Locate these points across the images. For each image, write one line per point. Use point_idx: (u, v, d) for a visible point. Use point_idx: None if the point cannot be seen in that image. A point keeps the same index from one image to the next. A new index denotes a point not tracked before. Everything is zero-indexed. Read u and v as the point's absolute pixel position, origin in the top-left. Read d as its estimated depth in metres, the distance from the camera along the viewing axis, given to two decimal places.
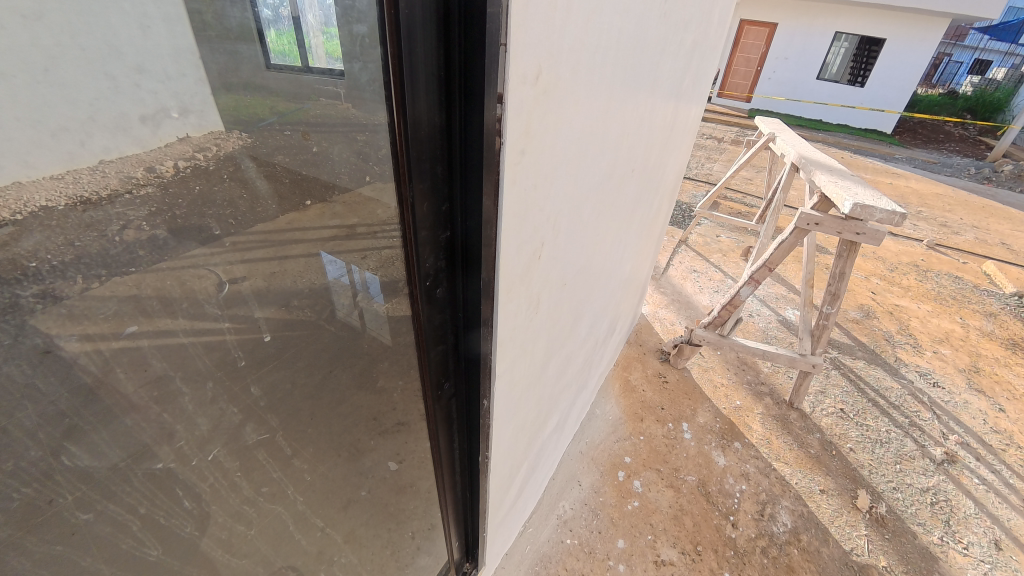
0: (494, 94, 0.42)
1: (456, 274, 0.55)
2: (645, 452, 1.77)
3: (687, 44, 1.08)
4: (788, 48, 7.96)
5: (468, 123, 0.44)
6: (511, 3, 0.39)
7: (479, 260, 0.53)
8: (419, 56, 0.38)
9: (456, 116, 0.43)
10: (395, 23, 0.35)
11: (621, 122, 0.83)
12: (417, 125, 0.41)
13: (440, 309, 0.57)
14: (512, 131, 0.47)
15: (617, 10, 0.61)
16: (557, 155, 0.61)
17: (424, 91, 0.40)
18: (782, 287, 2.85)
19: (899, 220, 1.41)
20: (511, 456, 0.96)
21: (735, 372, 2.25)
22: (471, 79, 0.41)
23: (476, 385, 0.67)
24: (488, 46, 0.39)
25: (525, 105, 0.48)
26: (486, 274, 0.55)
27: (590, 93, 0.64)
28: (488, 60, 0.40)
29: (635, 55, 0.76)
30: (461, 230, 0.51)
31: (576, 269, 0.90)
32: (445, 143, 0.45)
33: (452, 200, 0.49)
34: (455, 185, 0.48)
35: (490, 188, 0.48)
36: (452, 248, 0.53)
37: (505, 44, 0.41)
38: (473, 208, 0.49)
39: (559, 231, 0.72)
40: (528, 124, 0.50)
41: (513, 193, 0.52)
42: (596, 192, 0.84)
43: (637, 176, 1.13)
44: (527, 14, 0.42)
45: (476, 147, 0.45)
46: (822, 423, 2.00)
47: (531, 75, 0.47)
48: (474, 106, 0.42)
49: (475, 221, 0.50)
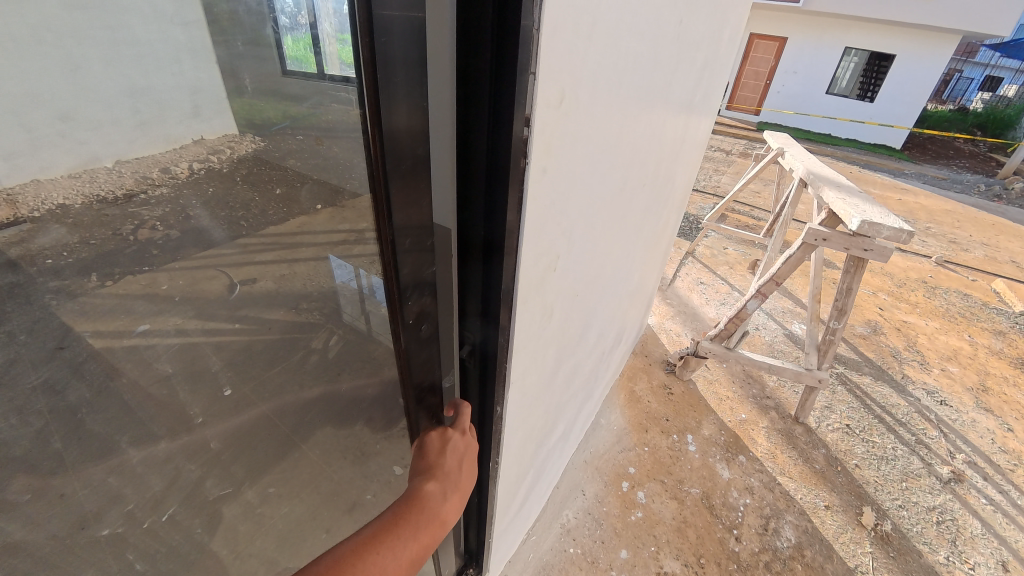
0: (520, 116, 0.45)
1: (475, 279, 0.58)
2: (650, 462, 1.77)
3: (698, 61, 1.09)
4: (797, 62, 7.98)
5: (495, 140, 0.47)
6: (542, 35, 0.42)
7: (499, 271, 0.55)
8: (399, 85, 0.38)
9: (484, 133, 0.46)
10: (371, 64, 0.35)
11: (635, 135, 0.85)
12: (398, 154, 0.41)
13: (427, 343, 0.58)
14: (538, 151, 0.50)
15: (636, 33, 0.63)
16: (576, 170, 0.63)
17: (403, 122, 0.40)
18: (789, 301, 2.85)
19: (907, 237, 1.42)
20: (520, 462, 0.98)
21: (741, 385, 2.24)
22: (499, 103, 0.44)
23: (488, 392, 0.69)
24: (517, 73, 0.42)
25: (548, 125, 0.50)
26: (506, 281, 0.57)
27: (608, 111, 0.66)
28: (516, 86, 0.43)
29: (651, 66, 0.76)
30: (482, 239, 0.54)
31: (588, 279, 0.92)
32: (461, 159, 0.49)
33: (476, 213, 0.52)
34: (480, 189, 0.50)
35: (514, 203, 0.50)
36: (466, 257, 0.56)
37: (535, 72, 0.43)
38: (496, 222, 0.52)
39: (574, 242, 0.74)
40: (550, 143, 0.52)
41: (534, 209, 0.55)
42: (609, 203, 0.85)
43: (648, 186, 1.14)
44: (554, 39, 0.44)
45: (503, 163, 0.47)
46: (828, 438, 1.99)
47: (555, 96, 0.49)
48: (503, 126, 0.45)
49: (497, 234, 0.52)
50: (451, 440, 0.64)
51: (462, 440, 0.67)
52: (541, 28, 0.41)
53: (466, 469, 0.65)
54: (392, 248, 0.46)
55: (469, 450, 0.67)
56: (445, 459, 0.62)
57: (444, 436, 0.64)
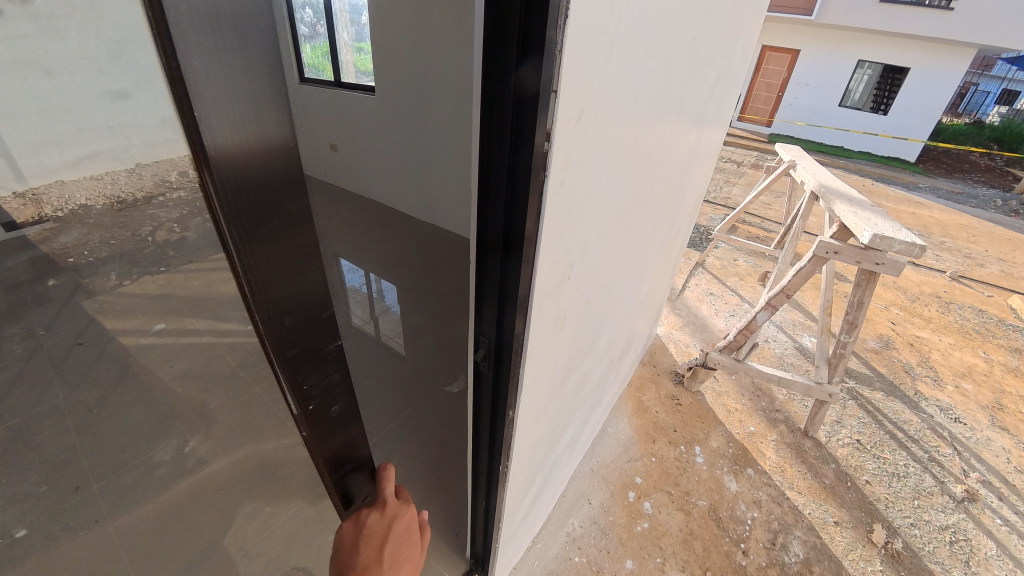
0: (541, 130, 0.46)
1: (492, 275, 0.60)
2: (657, 473, 1.76)
3: (711, 75, 1.10)
4: (810, 74, 7.96)
5: (518, 149, 0.49)
6: (565, 52, 0.43)
7: (516, 278, 0.57)
8: (224, 94, 0.31)
9: (509, 142, 0.49)
10: (174, 75, 0.29)
11: (648, 147, 0.86)
12: (255, 208, 0.37)
13: (332, 424, 0.59)
14: (556, 168, 0.52)
15: (652, 51, 0.65)
16: (590, 182, 0.64)
17: (246, 176, 0.35)
18: (799, 313, 2.83)
19: (918, 252, 1.41)
20: (529, 466, 0.99)
21: (750, 398, 2.22)
22: (522, 116, 0.46)
23: (501, 394, 0.71)
24: (541, 92, 0.44)
25: (567, 141, 0.52)
26: (522, 288, 0.58)
27: (622, 125, 0.67)
28: (539, 104, 0.45)
29: (664, 82, 0.78)
30: (500, 236, 0.56)
31: (599, 288, 0.93)
32: (485, 153, 0.52)
33: (496, 213, 0.54)
34: (502, 193, 0.52)
35: (533, 213, 0.52)
36: (485, 252, 0.59)
37: (557, 90, 0.45)
38: (514, 227, 0.54)
39: (587, 251, 0.76)
40: (569, 157, 0.54)
41: (551, 219, 0.56)
42: (621, 214, 0.87)
43: (660, 197, 1.16)
44: (576, 58, 0.46)
45: (525, 174, 0.49)
46: (838, 453, 1.97)
47: (574, 114, 0.50)
48: (524, 141, 0.48)
49: (515, 241, 0.55)
50: (367, 523, 0.64)
51: (383, 518, 0.67)
52: (563, 51, 0.43)
53: (399, 557, 0.64)
54: (273, 331, 0.44)
55: (394, 524, 0.66)
56: (359, 549, 0.61)
57: (359, 522, 0.64)
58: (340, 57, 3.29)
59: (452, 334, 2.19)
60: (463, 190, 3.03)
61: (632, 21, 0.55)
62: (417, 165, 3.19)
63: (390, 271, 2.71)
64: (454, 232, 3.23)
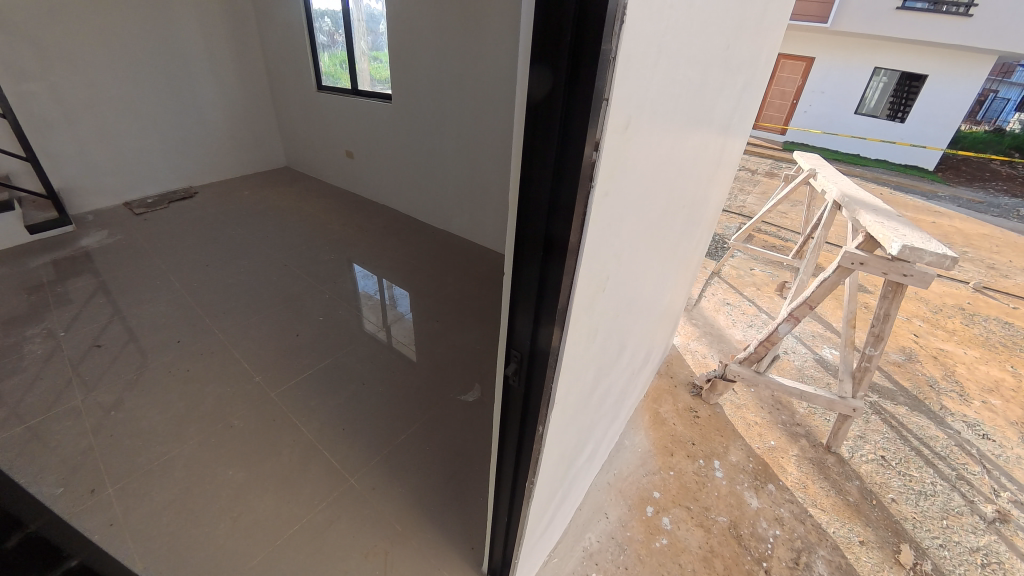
0: (590, 141, 0.46)
1: (530, 282, 0.58)
2: (675, 487, 1.73)
3: (739, 84, 1.09)
4: (824, 82, 7.90)
5: (563, 160, 0.48)
6: (618, 64, 0.42)
7: (555, 285, 0.56)
8: None
9: (555, 150, 0.47)
10: None
11: (679, 160, 0.85)
12: None
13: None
14: (603, 177, 0.51)
15: (691, 60, 0.64)
16: (629, 193, 0.63)
17: None
18: (819, 324, 2.78)
19: (950, 264, 1.36)
20: (553, 480, 0.97)
21: (769, 411, 2.18)
22: (570, 125, 0.45)
23: (532, 405, 0.69)
24: (592, 101, 0.43)
25: (613, 152, 0.51)
26: (562, 298, 0.57)
27: (659, 138, 0.66)
28: (591, 114, 0.44)
29: (698, 93, 0.77)
30: (542, 241, 0.54)
31: (627, 301, 0.92)
32: (526, 158, 0.50)
33: (537, 220, 0.53)
34: (544, 197, 0.51)
35: (577, 222, 0.51)
36: (522, 259, 0.57)
37: (609, 99, 0.44)
38: (556, 235, 0.52)
39: (620, 264, 0.74)
40: (614, 169, 0.53)
41: (595, 231, 0.55)
42: (651, 227, 0.86)
43: (686, 208, 1.14)
44: (628, 67, 0.45)
45: (570, 183, 0.48)
46: (862, 470, 1.91)
47: (622, 124, 0.49)
48: (571, 149, 0.46)
49: (556, 246, 0.53)
50: None
51: None
52: (617, 58, 0.42)
53: None
54: None
55: None
56: None
57: None
58: (357, 65, 3.45)
59: (467, 342, 2.18)
60: (477, 197, 3.02)
61: (677, 31, 0.54)
62: (432, 173, 3.21)
63: (404, 279, 2.71)
64: (467, 240, 3.24)
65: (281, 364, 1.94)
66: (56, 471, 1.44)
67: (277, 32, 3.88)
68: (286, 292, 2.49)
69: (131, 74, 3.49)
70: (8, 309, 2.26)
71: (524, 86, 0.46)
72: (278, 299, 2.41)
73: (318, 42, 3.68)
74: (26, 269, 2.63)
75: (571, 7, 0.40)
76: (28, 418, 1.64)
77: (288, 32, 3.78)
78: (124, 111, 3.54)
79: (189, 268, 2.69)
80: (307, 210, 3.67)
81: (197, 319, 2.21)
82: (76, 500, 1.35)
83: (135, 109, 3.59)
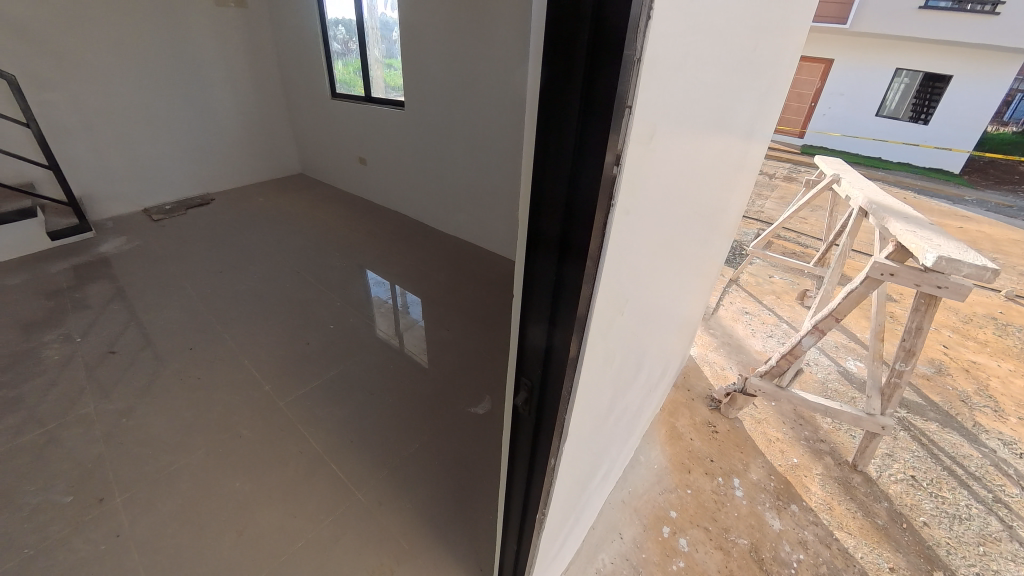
0: (610, 152, 0.41)
1: (543, 290, 0.53)
2: (692, 506, 1.66)
3: (763, 86, 1.04)
4: (843, 84, 7.71)
5: (579, 173, 0.43)
6: (642, 67, 0.38)
7: (572, 295, 0.51)
8: None
9: (569, 160, 0.43)
10: None
11: (701, 167, 0.81)
12: None
13: None
14: (625, 188, 0.46)
15: (716, 62, 0.60)
16: (651, 203, 0.58)
17: None
18: (843, 335, 2.68)
19: (990, 276, 1.28)
20: (567, 501, 0.91)
21: (791, 426, 2.09)
22: (587, 134, 0.41)
23: (545, 422, 0.64)
24: (613, 109, 0.39)
25: (636, 162, 0.46)
26: (580, 308, 0.51)
27: (683, 145, 0.62)
28: (610, 123, 0.40)
29: (722, 98, 0.73)
30: (556, 246, 0.49)
31: (646, 315, 0.87)
32: (536, 172, 0.46)
33: (550, 233, 0.49)
34: (558, 208, 0.46)
35: (594, 237, 0.46)
36: (535, 265, 0.52)
37: (631, 106, 0.40)
38: (572, 250, 0.48)
39: (640, 277, 0.69)
40: (636, 180, 0.48)
41: (615, 244, 0.50)
42: (671, 238, 0.81)
43: (706, 215, 1.09)
44: (653, 70, 0.40)
45: (588, 193, 0.44)
46: (891, 490, 1.82)
47: (646, 132, 0.45)
48: (588, 160, 0.42)
49: (573, 254, 0.48)
50: None
51: None
52: (642, 60, 0.38)
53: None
54: None
55: None
56: None
57: None
58: (371, 72, 3.46)
59: (477, 352, 2.14)
60: (488, 203, 2.99)
61: (704, 29, 0.49)
62: (443, 179, 3.19)
63: (416, 286, 2.70)
64: (478, 247, 3.21)
65: (291, 372, 1.93)
66: (63, 478, 1.44)
67: (292, 40, 3.92)
68: (299, 298, 2.49)
69: (149, 83, 3.55)
70: (28, 314, 2.29)
71: (534, 91, 0.42)
72: (289, 306, 2.41)
73: (331, 50, 3.71)
74: (46, 274, 2.68)
75: (587, 8, 0.35)
76: (42, 423, 1.64)
77: (302, 39, 3.81)
78: (143, 119, 3.60)
79: (203, 274, 2.71)
80: (319, 217, 3.69)
81: (209, 326, 2.22)
82: (84, 508, 1.35)
83: (153, 117, 3.66)
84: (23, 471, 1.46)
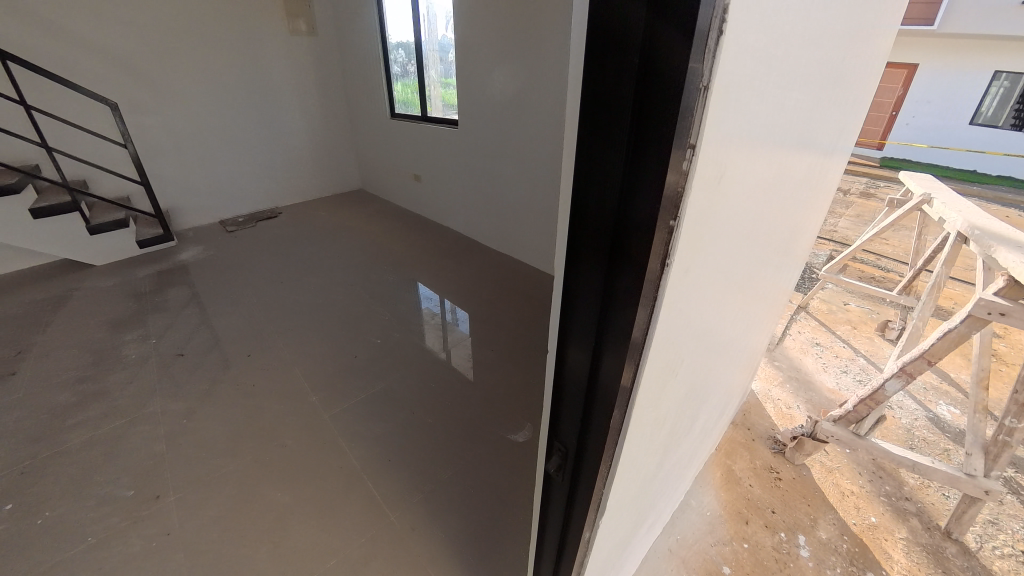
0: (666, 195, 0.34)
1: (587, 311, 0.45)
2: (749, 563, 1.50)
3: (848, 101, 0.93)
4: (930, 91, 6.56)
5: (626, 219, 0.37)
6: (711, 101, 0.31)
7: (625, 316, 0.42)
8: None
9: (615, 201, 0.37)
10: None
11: (777, 194, 0.72)
12: None
13: None
14: (687, 237, 0.39)
15: (800, 76, 0.52)
16: (722, 233, 0.50)
17: None
18: (933, 377, 2.37)
19: None
20: (609, 549, 0.81)
21: (870, 479, 1.86)
22: (636, 173, 0.35)
23: (587, 458, 0.55)
24: (672, 148, 0.32)
25: (701, 205, 0.39)
26: (637, 330, 0.42)
27: (759, 171, 0.54)
28: (666, 167, 0.33)
29: (804, 117, 0.64)
30: (605, 255, 0.41)
31: (707, 353, 0.77)
32: (575, 216, 0.41)
33: (592, 273, 0.43)
34: (601, 249, 0.41)
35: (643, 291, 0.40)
36: (580, 275, 0.44)
37: (694, 144, 0.33)
38: (617, 296, 0.41)
39: (705, 310, 0.60)
40: (702, 220, 0.41)
41: (675, 286, 0.42)
42: (740, 272, 0.72)
43: (779, 243, 0.98)
44: (725, 100, 0.34)
45: (640, 233, 0.37)
46: (995, 567, 1.55)
47: (713, 171, 0.38)
48: (638, 201, 0.36)
49: (625, 267, 0.39)
50: None
51: None
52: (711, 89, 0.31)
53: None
54: None
55: None
56: None
57: None
58: (427, 92, 3.57)
59: (520, 375, 2.09)
60: (536, 221, 2.96)
61: (789, 38, 0.42)
62: (493, 195, 3.21)
63: (463, 303, 2.70)
64: (526, 264, 3.18)
65: (338, 385, 1.98)
66: (127, 473, 1.54)
67: (356, 63, 4.14)
68: (349, 311, 2.57)
69: (230, 105, 3.87)
70: (116, 315, 2.53)
71: (575, 122, 0.37)
72: (340, 318, 2.49)
73: (392, 72, 3.88)
74: (134, 278, 2.96)
75: (638, 34, 0.30)
76: (117, 418, 1.78)
77: (365, 62, 4.01)
78: (223, 137, 3.93)
79: (266, 284, 2.88)
80: (374, 231, 3.83)
81: (267, 334, 2.34)
82: (142, 504, 1.43)
83: (233, 136, 3.98)
84: (95, 463, 1.58)
